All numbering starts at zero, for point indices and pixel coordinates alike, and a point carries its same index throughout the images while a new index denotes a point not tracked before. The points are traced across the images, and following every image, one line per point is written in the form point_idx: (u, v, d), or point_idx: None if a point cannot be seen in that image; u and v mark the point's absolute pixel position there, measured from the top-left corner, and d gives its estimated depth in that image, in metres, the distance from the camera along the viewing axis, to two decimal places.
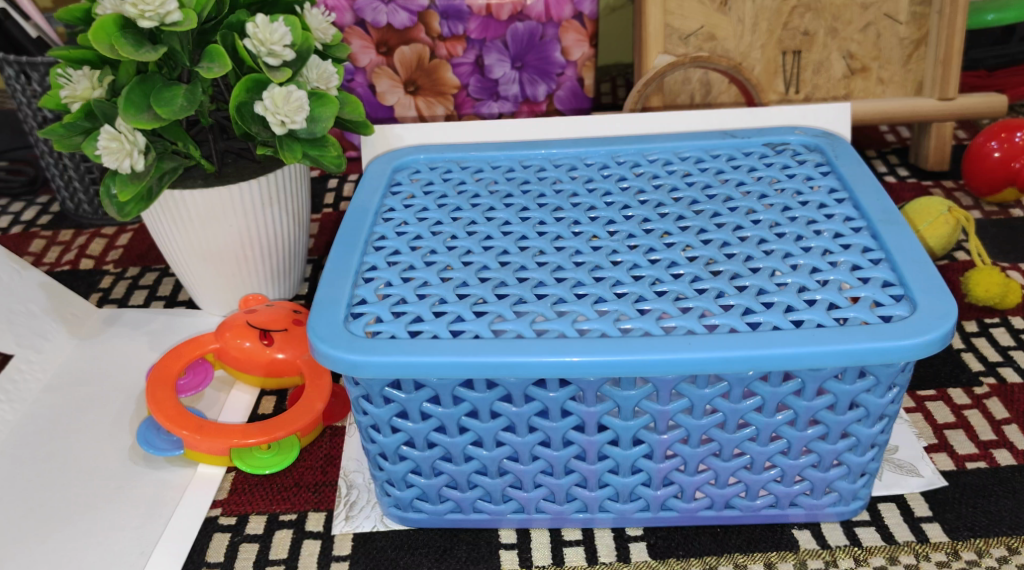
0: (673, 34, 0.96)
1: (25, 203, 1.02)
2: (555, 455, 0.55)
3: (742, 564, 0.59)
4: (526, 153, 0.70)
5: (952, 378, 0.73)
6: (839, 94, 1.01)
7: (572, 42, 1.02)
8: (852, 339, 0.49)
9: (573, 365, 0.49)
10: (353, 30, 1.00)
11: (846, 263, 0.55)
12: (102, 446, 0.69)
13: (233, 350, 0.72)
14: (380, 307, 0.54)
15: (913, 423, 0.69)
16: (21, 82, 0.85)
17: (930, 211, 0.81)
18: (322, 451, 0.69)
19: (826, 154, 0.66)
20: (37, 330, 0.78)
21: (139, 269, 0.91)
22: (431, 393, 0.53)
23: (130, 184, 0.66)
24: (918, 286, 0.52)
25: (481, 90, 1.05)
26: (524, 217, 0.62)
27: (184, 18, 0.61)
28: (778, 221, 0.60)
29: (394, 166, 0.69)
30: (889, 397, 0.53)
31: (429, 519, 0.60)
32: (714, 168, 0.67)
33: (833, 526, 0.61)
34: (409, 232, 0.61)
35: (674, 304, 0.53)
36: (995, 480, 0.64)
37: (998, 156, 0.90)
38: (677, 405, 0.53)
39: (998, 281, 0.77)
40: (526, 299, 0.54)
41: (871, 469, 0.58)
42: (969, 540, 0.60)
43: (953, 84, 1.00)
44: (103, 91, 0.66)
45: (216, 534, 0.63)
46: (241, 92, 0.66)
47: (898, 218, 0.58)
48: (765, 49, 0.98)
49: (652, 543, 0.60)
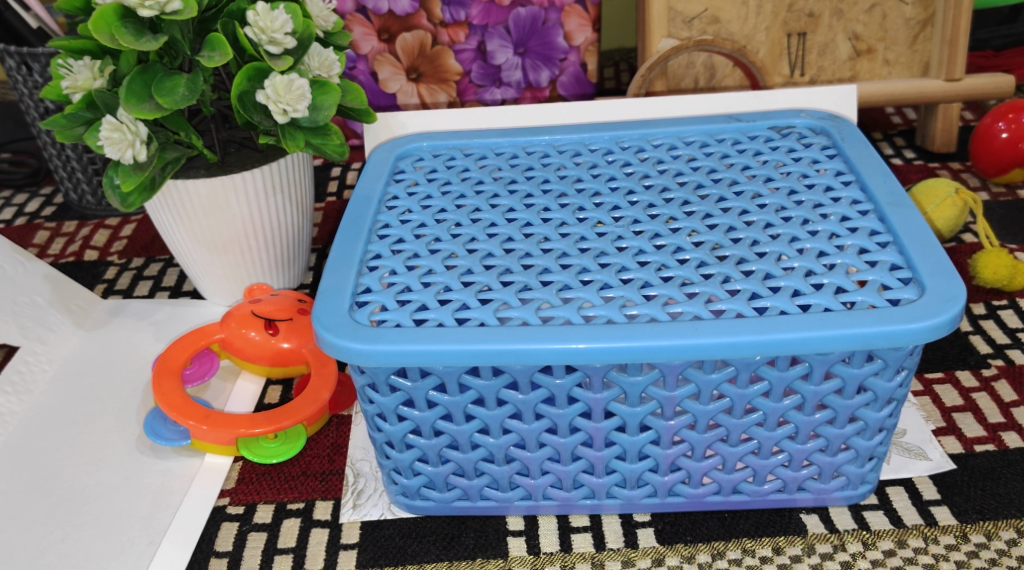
0: (677, 17, 0.95)
1: (29, 195, 1.02)
2: (561, 442, 0.55)
3: (750, 550, 0.59)
4: (529, 139, 0.69)
5: (960, 360, 0.73)
6: (844, 76, 1.00)
7: (574, 27, 1.01)
8: (860, 323, 0.49)
9: (579, 352, 0.49)
10: (354, 17, 0.99)
11: (853, 246, 0.55)
12: (109, 438, 0.70)
13: (239, 340, 0.72)
14: (385, 296, 0.54)
15: (921, 406, 0.69)
16: (22, 73, 0.85)
17: (937, 192, 0.80)
18: (329, 440, 0.69)
19: (831, 137, 0.66)
20: (42, 322, 0.78)
21: (143, 260, 0.91)
22: (437, 380, 0.52)
23: (132, 174, 0.65)
24: (926, 269, 0.52)
25: (483, 76, 1.04)
26: (528, 203, 0.62)
27: (185, 6, 0.61)
28: (784, 205, 0.59)
29: (398, 153, 0.69)
30: (897, 380, 0.52)
31: (436, 507, 0.60)
32: (719, 152, 0.66)
33: (841, 510, 0.61)
34: (413, 219, 0.61)
35: (680, 290, 0.53)
36: (1004, 463, 0.64)
37: (1005, 137, 0.89)
38: (684, 391, 0.52)
39: (1006, 262, 0.77)
40: (531, 286, 0.54)
41: (878, 453, 0.57)
42: (977, 523, 0.59)
43: (960, 65, 0.99)
44: (104, 81, 0.65)
45: (224, 523, 0.63)
46: (244, 80, 0.65)
47: (905, 200, 0.58)
48: (770, 32, 0.97)
49: (659, 529, 0.61)
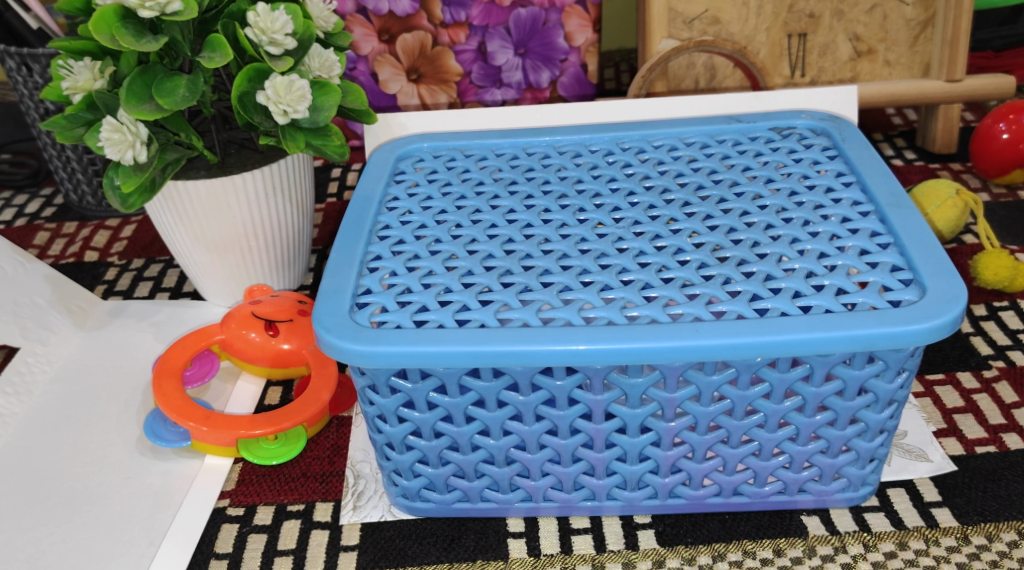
0: (677, 18, 0.95)
1: (29, 196, 1.02)
2: (562, 444, 0.55)
3: (751, 551, 0.59)
4: (530, 140, 0.69)
5: (961, 361, 0.73)
6: (845, 76, 1.00)
7: (575, 27, 1.01)
8: (861, 325, 0.49)
9: (579, 354, 0.49)
10: (355, 17, 0.99)
11: (854, 247, 0.55)
12: (109, 439, 0.69)
13: (239, 341, 0.72)
14: (385, 297, 0.54)
15: (922, 407, 0.69)
16: (22, 73, 0.85)
17: (938, 193, 0.80)
18: (329, 441, 0.69)
19: (832, 138, 0.66)
20: (43, 322, 0.78)
21: (143, 260, 0.91)
22: (437, 382, 0.52)
23: (132, 175, 0.65)
24: (927, 271, 0.52)
25: (484, 76, 1.04)
26: (529, 205, 0.62)
27: (185, 7, 0.61)
28: (785, 206, 0.59)
29: (398, 154, 0.69)
30: (898, 382, 0.52)
31: (437, 508, 0.60)
32: (720, 153, 0.66)
33: (842, 512, 0.61)
34: (414, 221, 0.61)
35: (681, 291, 0.53)
36: (1005, 464, 0.64)
37: (1006, 138, 0.89)
38: (684, 392, 0.52)
39: (1007, 263, 0.77)
40: (532, 288, 0.54)
41: (879, 454, 0.57)
42: (978, 525, 0.59)
43: (961, 65, 0.99)
44: (104, 82, 0.65)
45: (224, 524, 0.63)
46: (244, 81, 0.65)
47: (906, 201, 0.58)
48: (770, 33, 0.97)
49: (660, 531, 0.60)
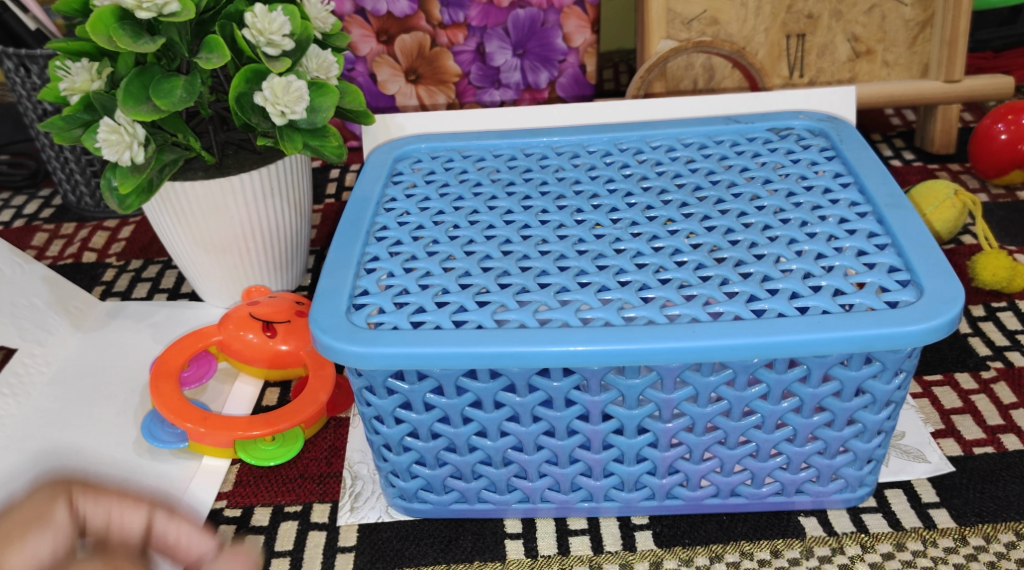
0: (676, 19, 0.95)
1: (27, 197, 1.02)
2: (559, 444, 0.55)
3: (748, 552, 0.59)
4: (527, 141, 0.69)
5: (959, 362, 0.73)
6: (843, 77, 1.00)
7: (573, 28, 1.01)
8: (857, 326, 0.49)
9: (576, 354, 0.49)
10: (353, 18, 0.99)
11: (851, 248, 0.55)
12: (108, 440, 0.69)
13: (237, 342, 0.72)
14: (382, 298, 0.53)
15: (920, 408, 0.69)
16: (20, 75, 0.85)
17: (936, 194, 0.80)
18: (327, 442, 0.69)
19: (830, 139, 0.66)
20: (40, 324, 0.78)
21: (141, 261, 0.91)
22: (434, 383, 0.52)
23: (130, 176, 0.65)
24: (924, 271, 0.52)
25: (482, 77, 1.04)
26: (527, 205, 0.62)
27: (183, 8, 0.61)
28: (782, 207, 0.59)
29: (396, 155, 0.69)
30: (895, 383, 0.52)
31: (434, 509, 0.60)
32: (718, 154, 0.66)
33: (839, 512, 0.61)
34: (411, 222, 0.61)
35: (678, 292, 0.53)
36: (1003, 465, 0.64)
37: (1005, 139, 0.89)
38: (681, 393, 0.52)
39: (1006, 264, 0.77)
40: (529, 288, 0.54)
41: (877, 455, 0.57)
42: (976, 526, 0.59)
43: (959, 66, 0.98)
44: (102, 83, 0.65)
45: (222, 525, 0.63)
46: (241, 83, 0.65)
47: (903, 202, 0.57)
48: (769, 33, 0.97)
49: (657, 532, 0.60)
